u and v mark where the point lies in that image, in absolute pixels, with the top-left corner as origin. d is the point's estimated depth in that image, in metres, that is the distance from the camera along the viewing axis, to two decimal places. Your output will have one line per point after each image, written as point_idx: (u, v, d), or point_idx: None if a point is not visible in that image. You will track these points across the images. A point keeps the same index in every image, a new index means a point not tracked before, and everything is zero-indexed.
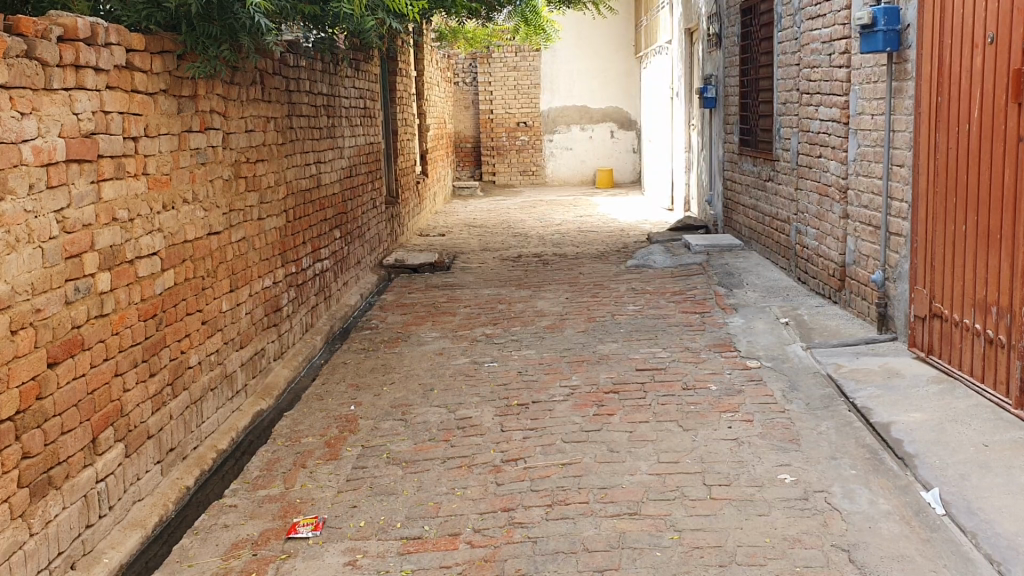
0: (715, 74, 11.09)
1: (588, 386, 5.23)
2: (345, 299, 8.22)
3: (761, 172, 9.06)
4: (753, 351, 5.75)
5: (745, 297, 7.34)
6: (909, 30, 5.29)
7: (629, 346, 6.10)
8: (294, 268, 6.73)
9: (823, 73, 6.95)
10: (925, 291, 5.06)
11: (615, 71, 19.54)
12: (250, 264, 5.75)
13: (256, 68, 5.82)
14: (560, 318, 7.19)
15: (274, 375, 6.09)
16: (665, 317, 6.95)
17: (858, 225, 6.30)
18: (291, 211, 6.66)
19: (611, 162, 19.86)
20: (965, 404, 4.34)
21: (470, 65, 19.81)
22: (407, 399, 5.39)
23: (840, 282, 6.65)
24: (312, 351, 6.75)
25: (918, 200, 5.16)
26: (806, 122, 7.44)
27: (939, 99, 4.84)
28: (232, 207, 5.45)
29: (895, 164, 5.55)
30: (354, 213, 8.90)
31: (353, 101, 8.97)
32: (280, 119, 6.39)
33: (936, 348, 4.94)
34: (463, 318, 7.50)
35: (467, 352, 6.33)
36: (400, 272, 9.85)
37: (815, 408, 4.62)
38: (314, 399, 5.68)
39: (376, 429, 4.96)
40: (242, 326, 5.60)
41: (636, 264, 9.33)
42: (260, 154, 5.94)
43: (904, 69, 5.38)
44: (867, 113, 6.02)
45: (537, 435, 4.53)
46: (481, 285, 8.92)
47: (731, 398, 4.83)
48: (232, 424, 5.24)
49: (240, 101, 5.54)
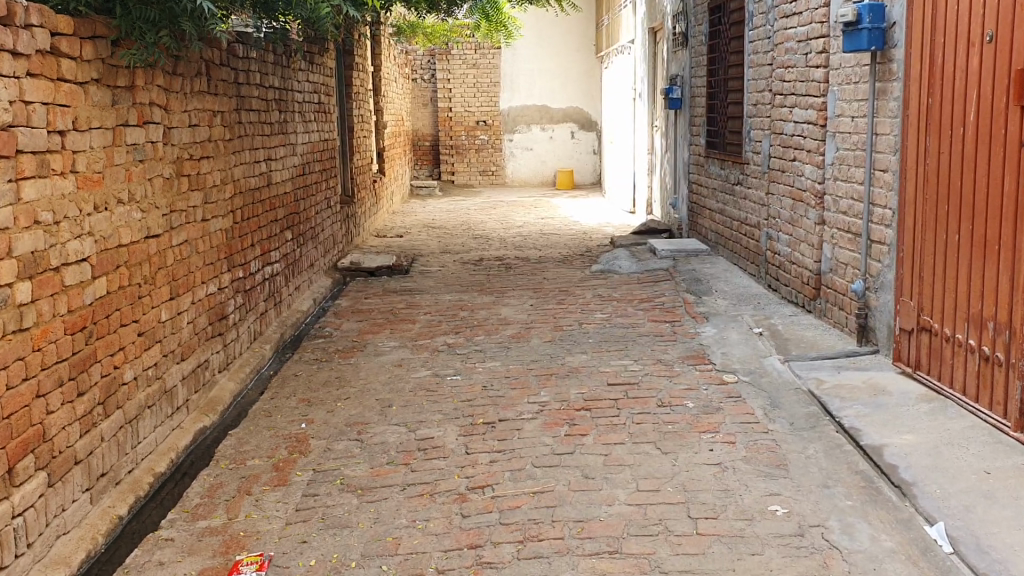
0: (680, 74, 10.84)
1: (558, 403, 4.90)
2: (297, 304, 7.81)
3: (729, 175, 8.80)
4: (728, 364, 5.46)
5: (715, 306, 7.07)
6: (895, 28, 5.06)
7: (599, 358, 5.78)
8: (241, 272, 6.31)
9: (797, 73, 6.70)
10: (911, 303, 4.82)
11: (577, 70, 19.27)
12: (192, 270, 5.34)
13: (201, 58, 5.39)
14: (525, 326, 6.85)
15: (218, 389, 5.69)
16: (634, 326, 6.65)
17: (835, 232, 6.06)
18: (238, 211, 6.24)
19: (572, 162, 19.62)
20: (960, 425, 4.09)
21: (428, 61, 19.38)
22: (363, 417, 5.02)
23: (815, 290, 6.40)
24: (260, 361, 6.35)
25: (905, 206, 4.91)
26: (779, 124, 7.20)
27: (931, 101, 4.59)
28: (173, 207, 5.02)
29: (878, 169, 5.31)
30: (307, 214, 8.49)
31: (306, 96, 8.55)
32: (228, 113, 5.97)
33: (924, 364, 4.70)
34: (422, 326, 7.13)
35: (427, 364, 5.97)
36: (356, 276, 9.46)
37: (800, 428, 4.33)
38: (261, 416, 5.28)
39: (328, 451, 4.61)
40: (183, 336, 5.20)
41: (601, 269, 9.04)
42: (205, 150, 5.51)
43: (888, 69, 5.14)
44: (846, 115, 5.78)
45: (504, 459, 4.19)
46: (442, 290, 8.55)
47: (710, 417, 4.53)
48: (170, 444, 4.83)
49: (183, 93, 5.11)
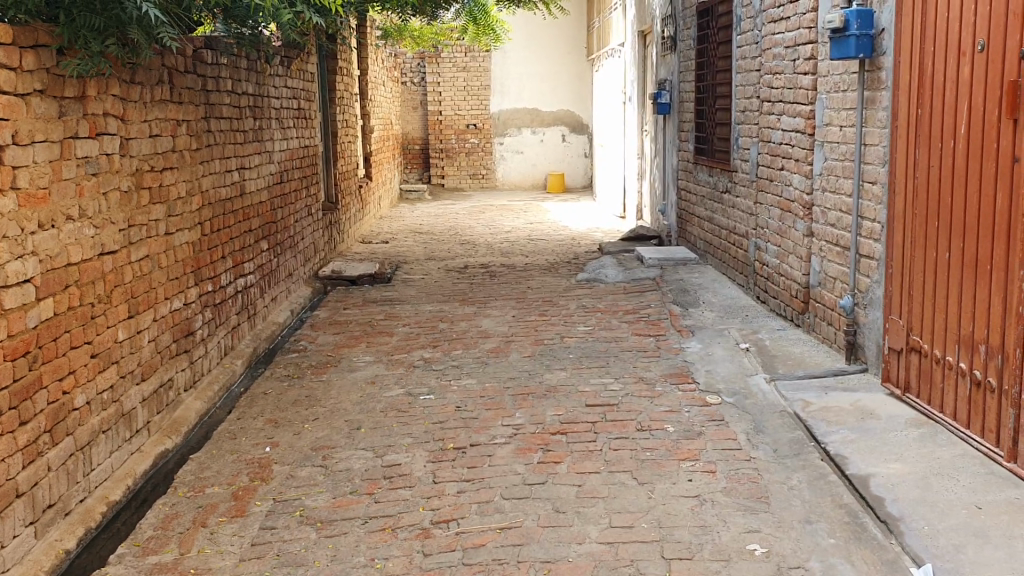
0: (669, 78, 10.63)
1: (533, 426, 4.69)
2: (273, 316, 7.60)
3: (717, 183, 8.61)
4: (712, 383, 5.26)
5: (702, 318, 6.87)
6: (884, 35, 4.86)
7: (578, 376, 5.57)
8: (210, 286, 6.10)
9: (785, 80, 6.51)
10: (900, 322, 4.62)
11: (568, 72, 19.08)
12: (154, 286, 5.13)
13: (163, 66, 5.19)
14: (505, 340, 6.64)
15: (184, 409, 5.48)
16: (617, 340, 6.44)
17: (823, 245, 5.86)
18: (207, 223, 6.03)
19: (563, 166, 19.43)
20: (950, 454, 3.90)
21: (418, 64, 19.17)
22: (331, 440, 4.82)
23: (804, 303, 6.20)
24: (230, 377, 6.14)
25: (894, 221, 4.72)
26: (767, 132, 7.00)
27: (920, 112, 4.39)
28: (131, 221, 4.81)
29: (867, 181, 5.12)
30: (285, 223, 8.27)
31: (284, 102, 8.34)
32: (194, 122, 5.77)
33: (913, 386, 4.51)
34: (400, 339, 6.92)
35: (401, 382, 5.76)
36: (337, 285, 9.26)
37: (784, 455, 4.13)
38: (225, 438, 5.07)
39: (291, 478, 4.40)
40: (143, 356, 4.99)
41: (587, 278, 8.84)
42: (168, 161, 5.30)
43: (877, 77, 4.95)
44: (835, 124, 5.59)
45: (472, 489, 3.99)
46: (423, 301, 8.34)
47: (690, 442, 4.32)
48: (128, 470, 4.62)
49: (142, 103, 4.90)
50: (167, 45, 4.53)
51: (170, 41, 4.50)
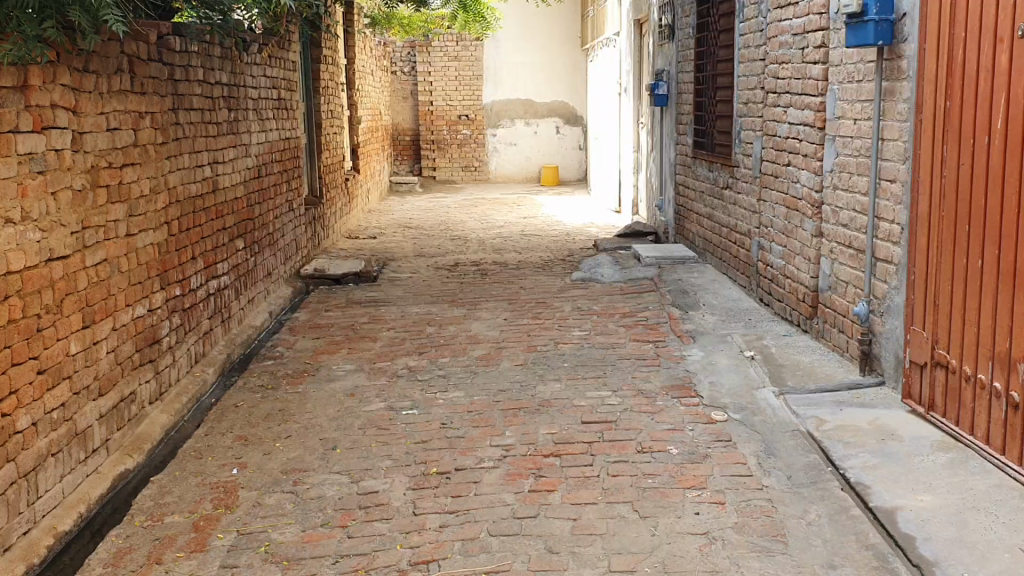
0: (666, 68, 10.23)
1: (523, 447, 4.31)
2: (249, 319, 7.20)
3: (717, 178, 8.22)
4: (716, 396, 4.88)
5: (703, 322, 6.49)
6: (905, 19, 4.48)
7: (573, 388, 5.18)
8: (179, 289, 5.70)
9: (792, 69, 6.12)
10: (924, 334, 4.25)
11: (562, 63, 18.67)
12: (113, 293, 4.72)
13: (123, 53, 4.77)
14: (495, 346, 6.24)
15: (148, 423, 5.09)
16: (614, 346, 6.06)
17: (834, 246, 5.49)
18: (174, 222, 5.63)
19: (557, 158, 19.03)
20: (984, 484, 3.53)
21: (408, 53, 18.70)
22: (303, 463, 4.44)
23: (812, 308, 5.82)
24: (200, 388, 5.74)
25: (917, 223, 4.33)
26: (772, 125, 6.61)
27: (949, 105, 4.01)
28: (86, 222, 4.40)
29: (884, 179, 4.74)
30: (263, 220, 7.87)
31: (263, 92, 7.92)
32: (160, 114, 5.35)
33: (939, 404, 4.14)
34: (384, 345, 6.53)
35: (382, 395, 5.36)
36: (320, 284, 8.86)
37: (799, 483, 3.76)
38: (191, 458, 4.69)
39: (257, 507, 4.02)
40: (101, 369, 4.58)
41: (582, 277, 8.44)
42: (129, 156, 4.88)
43: (897, 66, 4.57)
44: (848, 116, 5.20)
45: (457, 523, 3.61)
46: (410, 301, 7.95)
47: (696, 467, 3.94)
48: (82, 495, 4.21)
49: (98, 93, 4.48)
50: (115, 30, 4.09)
51: (118, 27, 4.05)
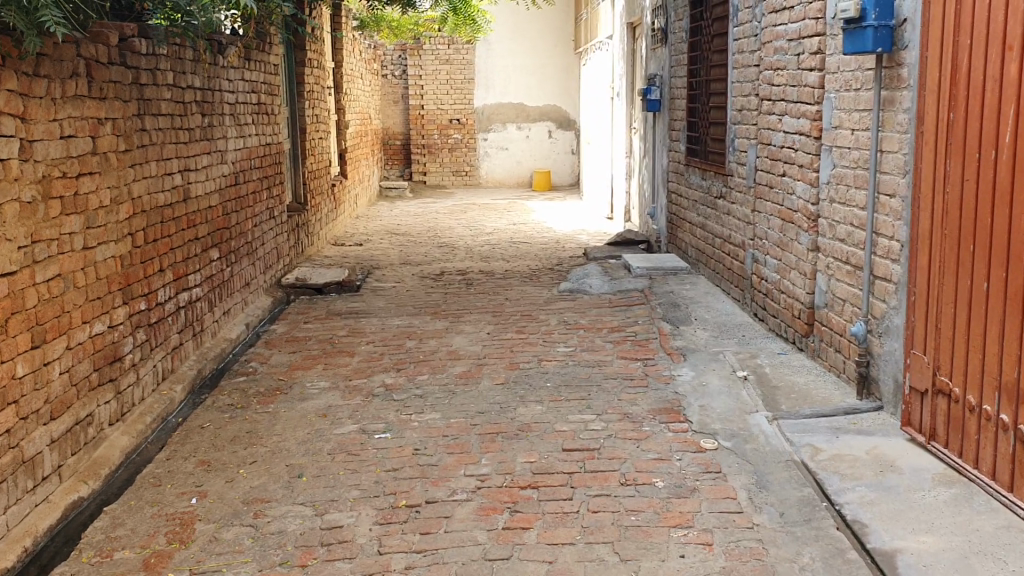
0: (659, 73, 9.99)
1: (499, 477, 4.05)
2: (224, 331, 6.93)
3: (710, 187, 7.98)
4: (706, 422, 4.62)
5: (694, 338, 6.24)
6: (906, 26, 4.24)
7: (555, 410, 4.92)
8: (144, 303, 5.42)
9: (788, 76, 5.88)
10: (925, 359, 4.00)
11: (555, 66, 18.44)
12: (68, 309, 4.46)
13: (79, 57, 4.52)
14: (476, 363, 5.99)
15: (107, 446, 4.81)
16: (600, 364, 5.80)
17: (830, 262, 5.24)
18: (139, 233, 5.36)
19: (549, 163, 18.80)
20: (990, 526, 3.28)
21: (399, 56, 18.44)
22: (267, 492, 4.18)
23: (808, 326, 5.57)
24: (166, 407, 5.46)
25: (918, 240, 4.09)
26: (766, 133, 6.37)
27: (952, 117, 3.77)
28: (36, 236, 4.14)
29: (884, 193, 4.50)
30: (240, 228, 7.60)
31: (240, 96, 7.66)
32: (123, 121, 5.09)
33: (940, 434, 3.89)
34: (361, 360, 6.27)
35: (355, 416, 5.10)
36: (301, 294, 8.60)
37: (792, 521, 3.51)
38: (148, 486, 4.43)
39: (213, 542, 3.75)
40: (53, 391, 4.31)
41: (570, 289, 8.19)
42: (86, 165, 4.63)
43: (897, 75, 4.33)
44: (845, 126, 4.96)
45: (424, 564, 3.35)
46: (392, 313, 7.70)
47: (682, 502, 3.69)
48: (28, 527, 3.94)
49: (50, 99, 4.23)
50: (53, 31, 3.85)
51: (56, 29, 3.81)
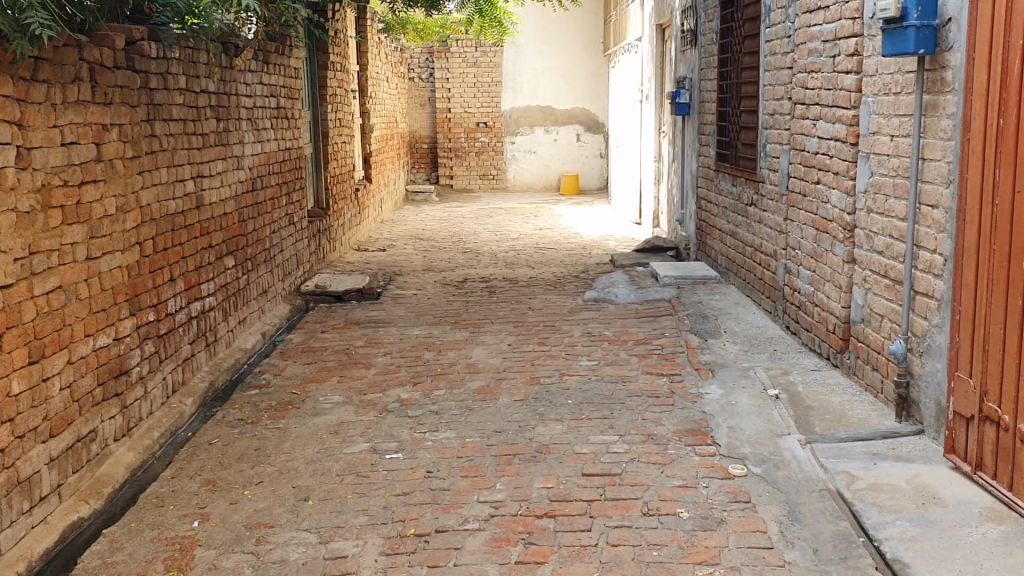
0: (688, 76, 9.74)
1: (514, 505, 3.84)
2: (239, 341, 6.76)
3: (741, 193, 7.72)
4: (735, 445, 4.37)
5: (723, 352, 5.99)
6: (950, 25, 3.98)
7: (576, 430, 4.70)
8: (153, 314, 5.25)
9: (822, 79, 5.61)
10: (971, 383, 3.73)
11: (583, 68, 18.22)
12: (69, 322, 4.29)
13: (81, 60, 4.38)
14: (496, 377, 5.77)
15: (112, 462, 4.60)
16: (624, 379, 5.57)
17: (867, 275, 4.98)
18: (147, 242, 5.19)
19: (577, 166, 18.58)
20: None
21: (426, 59, 18.26)
22: (272, 516, 3.99)
23: (843, 341, 5.31)
24: (175, 421, 5.27)
25: (963, 255, 3.82)
26: (799, 139, 6.11)
27: (1003, 123, 3.50)
28: (34, 247, 3.98)
29: (926, 203, 4.23)
30: (257, 235, 7.43)
31: (258, 100, 7.50)
32: (129, 126, 4.93)
33: (987, 463, 3.63)
34: (377, 373, 6.08)
35: (367, 434, 4.90)
36: (321, 301, 8.44)
37: (826, 559, 3.27)
38: (151, 507, 4.25)
39: (213, 571, 3.57)
40: (53, 408, 4.11)
41: (595, 298, 7.96)
42: (90, 173, 4.47)
43: (941, 78, 4.07)
44: (884, 132, 4.70)
45: None
46: (411, 322, 7.50)
47: (708, 536, 3.46)
48: (24, 551, 3.73)
49: (50, 105, 4.09)
50: (43, 34, 3.69)
51: (43, 31, 3.65)
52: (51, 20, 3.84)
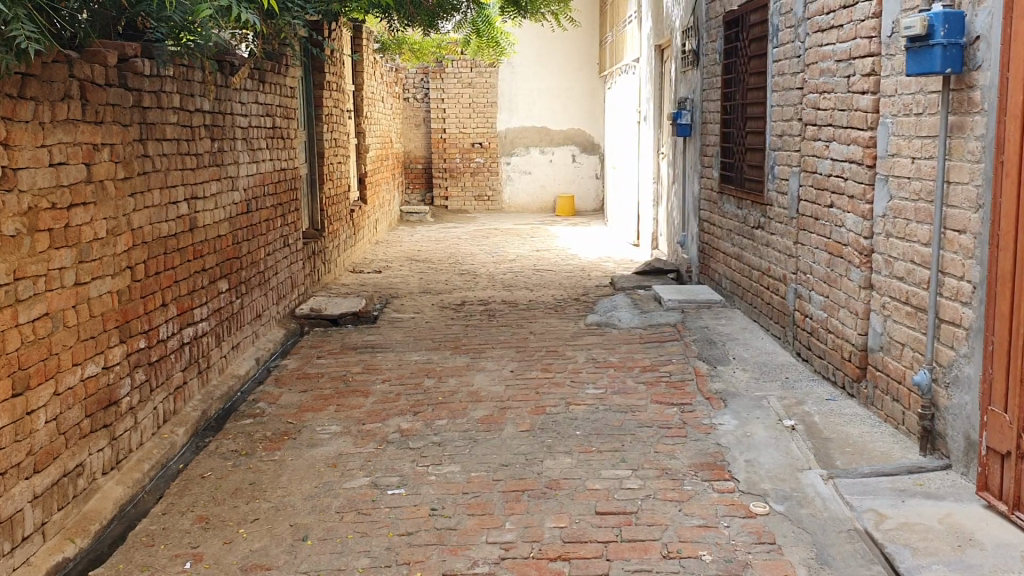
0: (690, 96, 9.60)
1: (526, 546, 3.64)
2: (232, 367, 6.54)
3: (747, 216, 7.56)
4: (755, 480, 4.18)
5: (734, 380, 5.80)
6: (978, 43, 3.83)
7: (587, 463, 4.50)
8: (143, 341, 5.03)
9: (836, 98, 5.46)
10: (1007, 417, 3.55)
11: (577, 90, 18.15)
12: (56, 351, 4.07)
13: (71, 77, 4.19)
14: (499, 406, 5.57)
15: (99, 497, 4.36)
16: (633, 409, 5.38)
17: (886, 301, 4.80)
18: (137, 265, 4.98)
19: (572, 187, 18.50)
20: None
21: (421, 79, 18.01)
22: (269, 556, 3.78)
23: (861, 370, 5.12)
24: (166, 452, 5.05)
25: (996, 283, 3.65)
26: (811, 160, 5.95)
27: None
28: (20, 273, 3.77)
29: (952, 228, 4.06)
30: (252, 258, 7.22)
31: (253, 119, 7.32)
32: (120, 146, 4.73)
33: None
34: (376, 401, 5.87)
35: (366, 467, 4.69)
36: (316, 325, 8.23)
37: None
38: (140, 546, 4.03)
39: None
40: (37, 441, 3.89)
41: (598, 322, 7.77)
42: (79, 195, 4.27)
43: (968, 99, 3.91)
44: (904, 154, 4.54)
45: None
46: (410, 347, 7.31)
47: None
48: None
49: (38, 123, 3.90)
50: (27, 48, 3.51)
51: (29, 44, 3.47)
52: (38, 34, 3.66)
